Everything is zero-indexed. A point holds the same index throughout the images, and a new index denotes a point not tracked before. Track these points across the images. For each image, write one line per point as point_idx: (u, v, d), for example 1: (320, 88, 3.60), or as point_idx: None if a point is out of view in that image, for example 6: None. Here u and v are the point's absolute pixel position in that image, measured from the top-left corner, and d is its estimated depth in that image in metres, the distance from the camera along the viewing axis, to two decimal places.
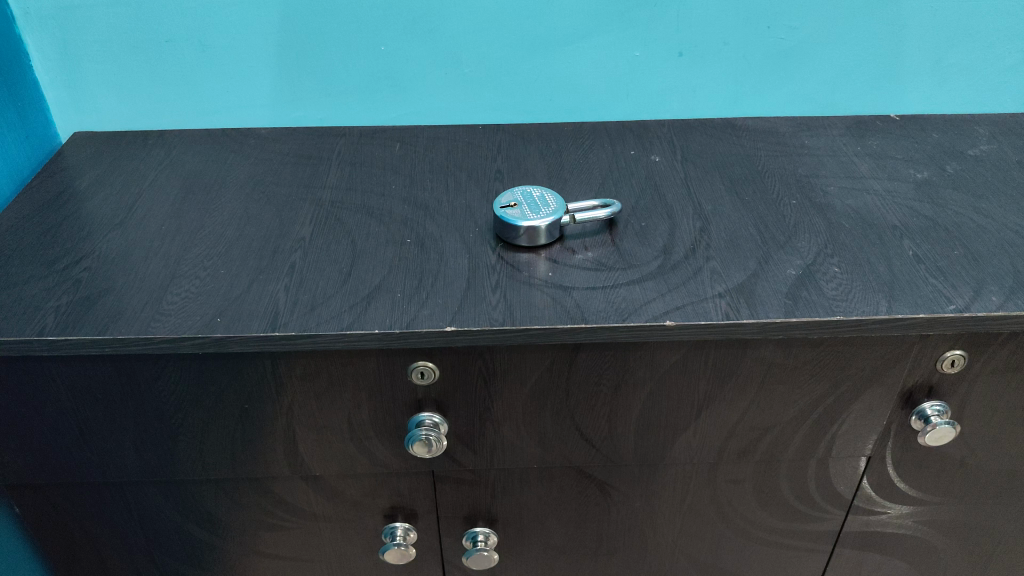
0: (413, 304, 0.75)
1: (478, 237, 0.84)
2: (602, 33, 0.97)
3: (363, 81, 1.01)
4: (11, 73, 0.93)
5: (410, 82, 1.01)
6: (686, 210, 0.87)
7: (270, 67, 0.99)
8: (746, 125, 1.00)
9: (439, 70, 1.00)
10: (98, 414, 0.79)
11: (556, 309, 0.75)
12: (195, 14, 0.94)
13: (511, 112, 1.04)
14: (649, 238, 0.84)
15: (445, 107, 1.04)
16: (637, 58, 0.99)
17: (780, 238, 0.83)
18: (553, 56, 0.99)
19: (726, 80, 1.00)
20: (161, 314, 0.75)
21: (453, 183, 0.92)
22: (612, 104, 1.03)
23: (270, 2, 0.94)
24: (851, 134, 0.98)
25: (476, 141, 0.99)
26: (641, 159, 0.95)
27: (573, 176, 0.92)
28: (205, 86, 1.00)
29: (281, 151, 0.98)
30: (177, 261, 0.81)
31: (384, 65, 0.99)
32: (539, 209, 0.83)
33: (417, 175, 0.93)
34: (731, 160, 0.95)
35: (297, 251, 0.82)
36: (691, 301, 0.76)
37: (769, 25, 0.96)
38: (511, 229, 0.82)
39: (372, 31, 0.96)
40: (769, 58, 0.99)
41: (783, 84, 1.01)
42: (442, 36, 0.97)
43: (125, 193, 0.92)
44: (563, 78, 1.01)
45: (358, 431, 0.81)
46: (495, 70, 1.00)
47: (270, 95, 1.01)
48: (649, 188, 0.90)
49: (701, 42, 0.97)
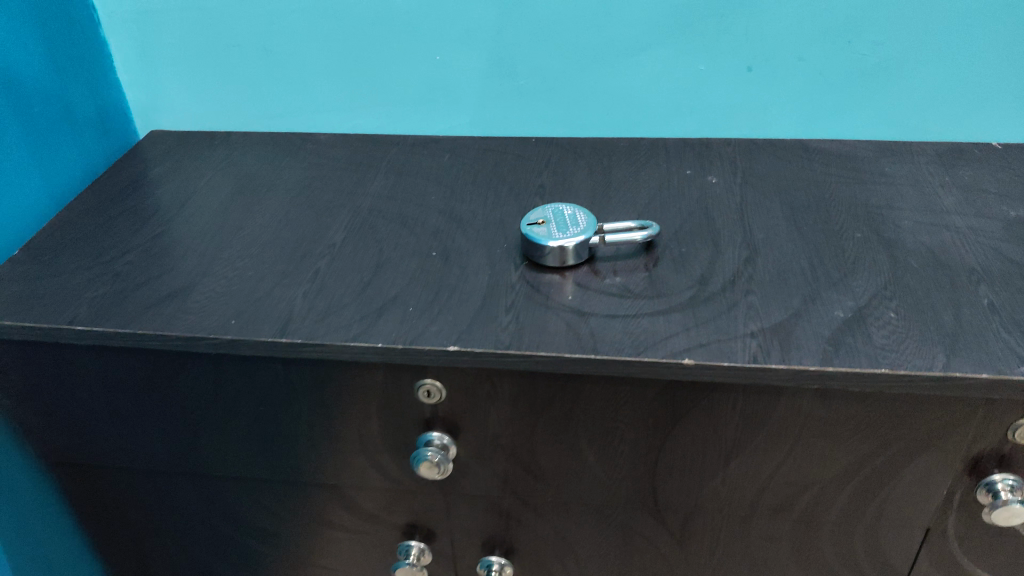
0: (423, 319, 0.73)
1: (505, 254, 0.81)
2: (663, 45, 0.92)
3: (419, 90, 1.00)
4: (93, 73, 0.99)
5: (467, 91, 0.99)
6: (734, 238, 0.81)
7: (331, 72, 1.00)
8: (820, 148, 0.95)
9: (495, 80, 0.98)
10: (127, 404, 0.81)
11: (570, 335, 0.70)
12: (263, 19, 0.97)
13: (569, 126, 1.00)
14: (686, 266, 0.78)
15: (500, 119, 1.01)
16: (702, 72, 0.93)
17: (834, 275, 0.76)
18: (612, 68, 0.94)
19: (801, 99, 0.94)
20: (183, 312, 0.75)
21: (492, 196, 0.90)
22: (675, 120, 0.97)
23: (331, 10, 0.95)
24: (940, 162, 0.91)
25: (526, 153, 0.98)
26: (698, 180, 0.90)
27: (618, 195, 0.88)
28: (269, 91, 1.03)
29: (335, 159, 1.00)
30: (211, 259, 0.83)
31: (439, 73, 0.98)
32: (567, 229, 0.79)
33: (459, 186, 0.92)
34: (796, 186, 0.88)
35: (325, 257, 0.82)
36: (719, 339, 0.69)
37: (850, 39, 0.89)
38: (537, 248, 0.78)
39: (429, 38, 0.95)
40: (850, 77, 0.91)
41: (864, 106, 0.93)
42: (499, 47, 0.95)
43: (183, 191, 0.95)
44: (623, 93, 0.96)
45: (369, 444, 0.79)
46: (552, 82, 0.97)
47: (329, 101, 1.03)
48: (699, 211, 0.85)
49: (772, 57, 0.91)
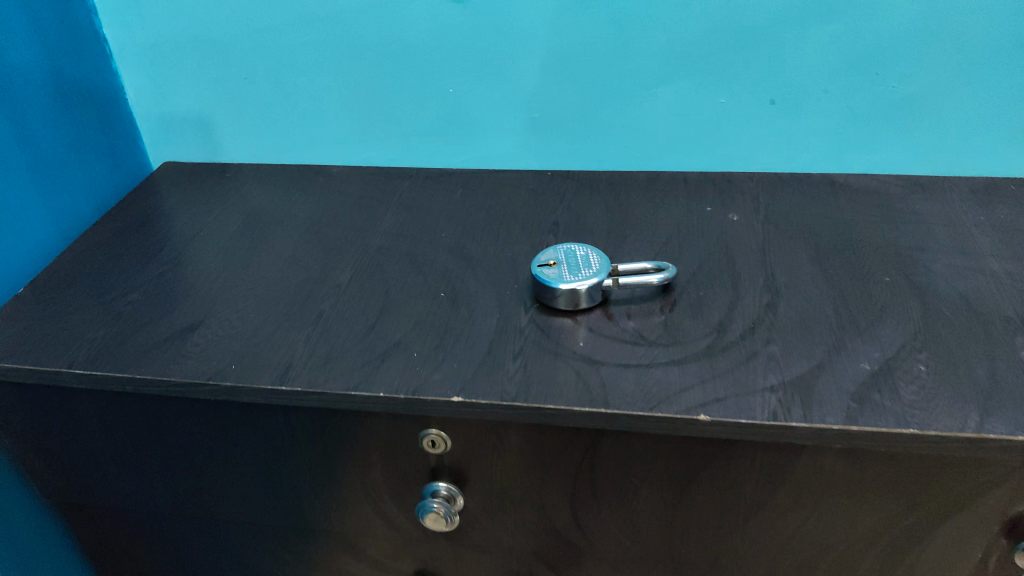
0: (427, 366, 0.70)
1: (515, 296, 0.78)
2: (682, 77, 0.89)
3: (432, 124, 0.98)
4: (103, 106, 0.98)
5: (481, 124, 0.97)
6: (755, 281, 0.77)
7: (343, 106, 0.98)
8: (848, 184, 0.91)
9: (510, 113, 0.95)
10: (127, 449, 0.79)
11: (579, 385, 0.67)
12: (274, 52, 0.95)
13: (586, 159, 0.97)
14: (704, 312, 0.74)
15: (516, 152, 0.99)
16: (723, 105, 0.90)
17: (860, 323, 0.72)
18: (629, 100, 0.92)
19: (828, 132, 0.90)
20: (181, 357, 0.73)
21: (505, 234, 0.87)
22: (696, 154, 0.94)
23: (342, 44, 0.93)
24: (974, 200, 0.87)
25: (542, 188, 0.95)
26: (719, 218, 0.87)
27: (635, 233, 0.85)
28: (282, 124, 1.01)
29: (347, 194, 0.98)
30: (214, 300, 0.81)
31: (453, 106, 0.96)
32: (579, 271, 0.76)
33: (471, 223, 0.90)
34: (822, 226, 0.85)
35: (330, 298, 0.80)
36: (737, 392, 0.65)
37: (879, 71, 0.86)
38: (548, 291, 0.75)
39: (441, 71, 0.93)
40: (878, 110, 0.88)
41: (893, 140, 0.90)
42: (513, 80, 0.92)
43: (191, 227, 0.93)
44: (642, 128, 0.93)
45: (374, 493, 0.77)
46: (568, 115, 0.94)
47: (341, 134, 1.01)
48: (719, 251, 0.81)
49: (797, 90, 0.88)
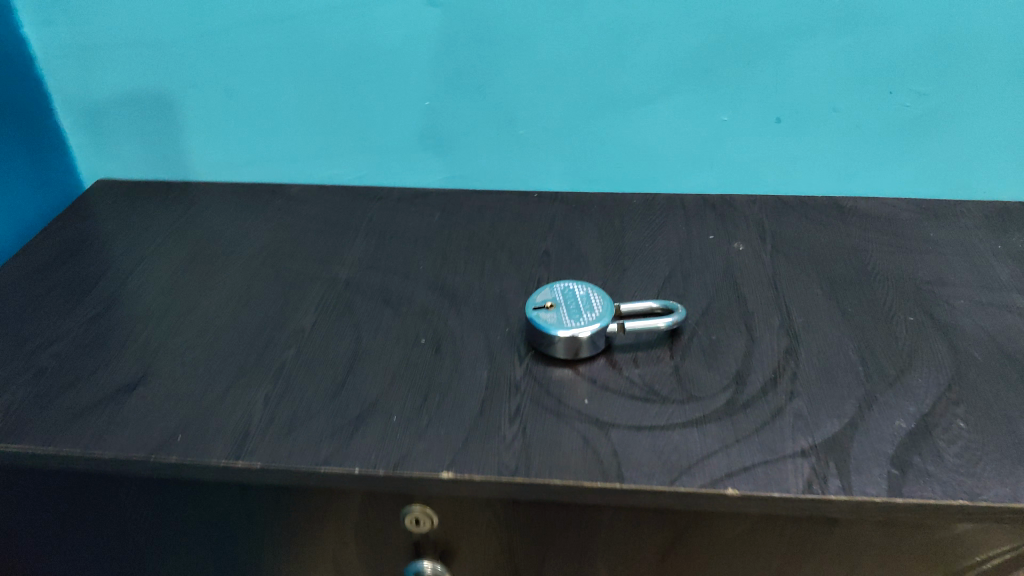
0: (408, 433, 0.60)
1: (506, 342, 0.69)
2: (682, 91, 0.82)
3: (404, 140, 0.89)
4: (24, 116, 0.86)
5: (457, 139, 0.88)
6: (770, 322, 0.70)
7: (302, 119, 0.88)
8: (856, 208, 0.85)
9: (489, 128, 0.87)
10: (52, 528, 0.67)
11: (587, 454, 0.58)
12: (223, 58, 0.84)
13: (574, 179, 0.90)
14: (718, 360, 0.67)
15: (498, 172, 0.90)
16: (725, 123, 0.83)
17: (890, 372, 0.65)
18: (624, 116, 0.84)
19: (835, 152, 0.84)
20: (117, 424, 0.62)
21: (489, 268, 0.79)
22: (694, 174, 0.88)
23: (302, 50, 0.83)
24: (989, 226, 0.81)
25: (526, 212, 0.87)
26: (724, 249, 0.79)
27: (634, 265, 0.78)
28: (233, 137, 0.90)
29: (306, 218, 0.87)
30: (156, 350, 0.70)
31: (426, 121, 0.87)
32: (580, 314, 0.67)
33: (450, 253, 0.81)
34: (833, 256, 0.78)
35: (293, 346, 0.70)
36: (766, 460, 0.58)
37: (891, 87, 0.79)
38: (546, 338, 0.67)
39: (414, 83, 0.84)
40: (889, 130, 0.82)
41: (903, 161, 0.84)
42: (494, 93, 0.84)
43: (126, 259, 0.82)
44: (636, 146, 0.86)
45: (346, 571, 0.67)
46: (554, 130, 0.86)
47: (301, 150, 0.91)
48: (727, 287, 0.74)
49: (804, 108, 0.82)
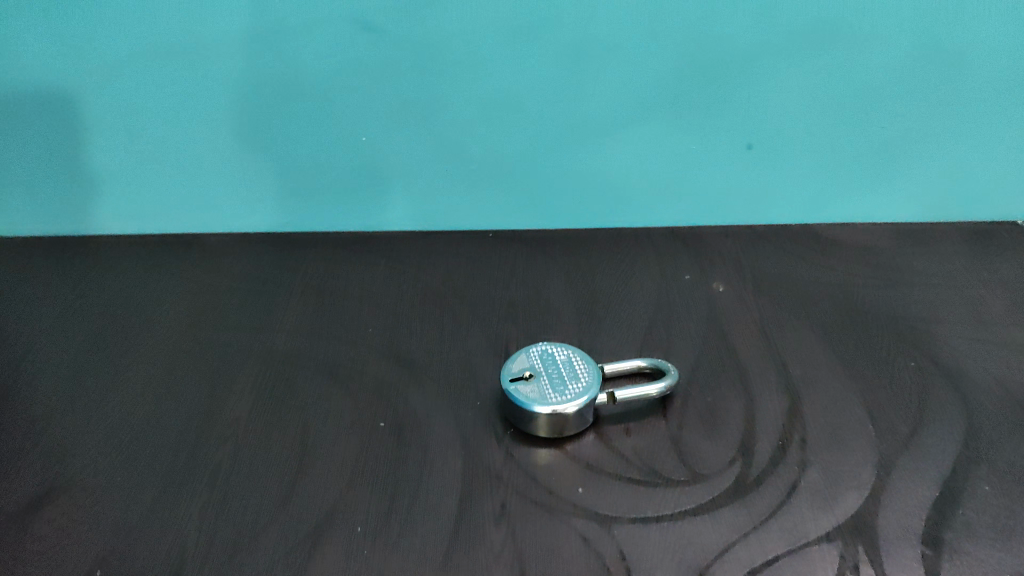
0: (379, 548, 0.51)
1: (480, 422, 0.61)
2: (646, 120, 0.75)
3: (341, 181, 0.79)
4: None
5: (400, 178, 0.79)
6: (766, 377, 0.64)
7: (220, 160, 0.77)
8: (833, 238, 0.80)
9: (437, 165, 0.78)
10: None
11: (591, 560, 0.50)
12: (125, 96, 0.73)
13: (530, 217, 0.82)
14: (719, 428, 0.60)
15: (447, 213, 0.81)
16: (694, 152, 0.77)
17: (902, 431, 0.59)
18: (584, 148, 0.77)
19: (810, 180, 0.78)
20: (16, 561, 0.50)
21: (450, 326, 0.70)
22: (660, 208, 0.81)
23: (218, 84, 0.73)
24: (971, 252, 0.77)
25: (483, 256, 0.79)
26: (704, 292, 0.73)
27: (610, 315, 0.70)
28: (140, 185, 0.79)
29: (233, 276, 0.77)
30: (62, 455, 0.58)
31: (366, 159, 0.78)
32: (564, 386, 0.59)
33: (402, 311, 0.72)
34: (820, 293, 0.72)
35: (230, 441, 0.60)
36: (791, 551, 0.51)
37: (868, 110, 0.74)
38: (527, 417, 0.58)
39: (350, 118, 0.75)
40: (867, 155, 0.76)
41: (879, 186, 0.79)
42: (442, 127, 0.76)
43: (20, 341, 0.70)
44: (599, 179, 0.79)
45: None
46: (508, 165, 0.78)
47: (221, 197, 0.80)
48: (715, 337, 0.67)
49: (777, 134, 0.75)
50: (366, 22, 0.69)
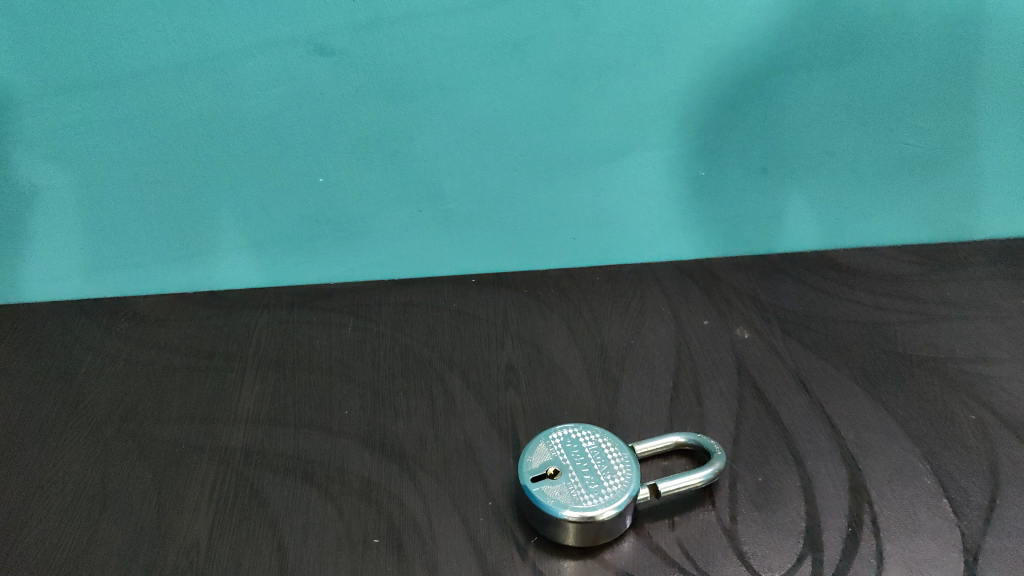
0: None
1: (495, 526, 0.51)
2: (649, 145, 0.66)
3: (295, 227, 0.68)
4: None
5: (366, 222, 0.68)
6: (817, 444, 0.55)
7: (150, 209, 0.65)
8: (853, 266, 0.72)
9: (409, 205, 0.67)
10: None
11: None
12: (27, 139, 0.60)
13: (517, 257, 0.72)
14: (777, 515, 0.51)
15: (421, 257, 0.71)
16: (702, 179, 0.68)
17: (980, 501, 0.52)
18: (578, 178, 0.67)
19: (827, 203, 0.70)
20: None
21: (441, 400, 0.60)
22: (663, 241, 0.72)
23: (145, 119, 0.61)
24: (1002, 275, 0.71)
25: (469, 306, 0.69)
26: (726, 342, 0.64)
27: (628, 375, 0.61)
28: (54, 241, 0.66)
29: (173, 349, 0.66)
30: None
31: (325, 201, 0.66)
32: (597, 483, 0.49)
33: (382, 385, 0.62)
34: (853, 334, 0.65)
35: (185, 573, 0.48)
36: None
37: (893, 125, 0.66)
38: (554, 524, 0.48)
39: (306, 155, 0.64)
40: (888, 172, 0.69)
41: (899, 206, 0.71)
42: (414, 161, 0.65)
43: None
44: (594, 212, 0.69)
45: None
46: (490, 202, 0.68)
47: (155, 250, 0.68)
48: (750, 397, 0.59)
49: (793, 154, 0.67)
50: (319, 43, 0.58)
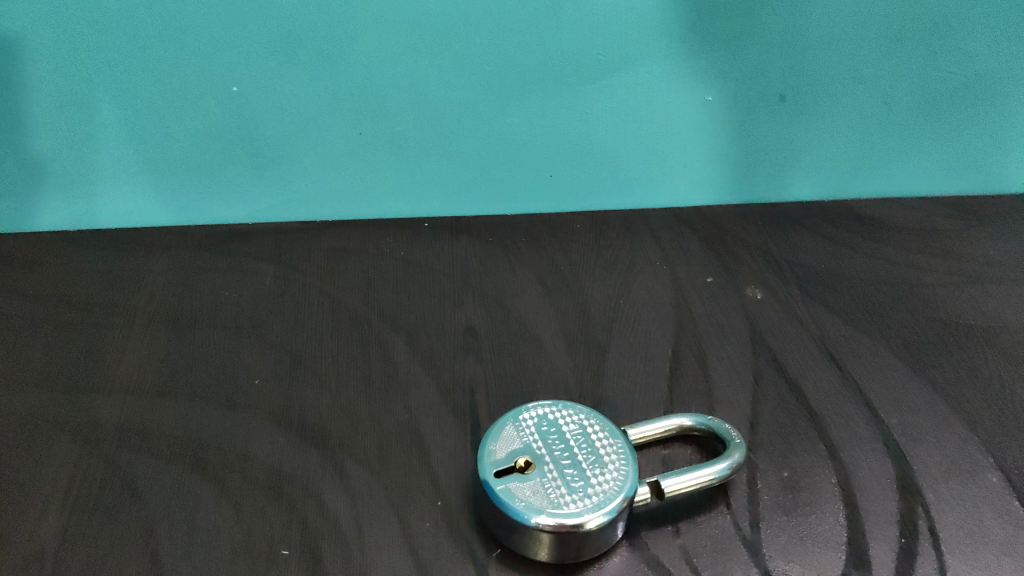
0: None
1: (445, 534, 0.38)
2: (648, 58, 0.53)
3: (203, 149, 0.54)
4: None
5: (291, 144, 0.54)
6: (853, 431, 0.44)
7: (12, 118, 0.51)
8: (879, 219, 0.61)
9: (345, 125, 0.54)
10: None
11: None
12: None
13: (479, 196, 0.59)
14: (810, 522, 0.39)
15: (361, 193, 0.58)
16: (708, 104, 0.55)
17: None
18: (558, 96, 0.54)
19: (852, 143, 0.59)
20: None
21: (381, 368, 0.47)
22: (656, 183, 0.60)
23: None
24: None
25: (421, 255, 0.56)
26: (735, 306, 0.52)
27: (615, 340, 0.49)
28: None
29: (45, 298, 0.52)
30: None
31: (240, 117, 0.53)
32: (582, 480, 0.37)
33: (307, 348, 0.49)
34: (885, 298, 0.53)
35: None
36: None
37: (938, 46, 0.54)
38: (524, 534, 0.36)
39: (213, 54, 0.50)
40: (926, 107, 0.57)
41: (936, 150, 0.60)
42: (352, 68, 0.51)
43: None
44: (576, 142, 0.56)
45: None
46: (448, 125, 0.55)
47: (26, 174, 0.54)
48: (767, 372, 0.47)
49: (817, 79, 0.55)
50: None
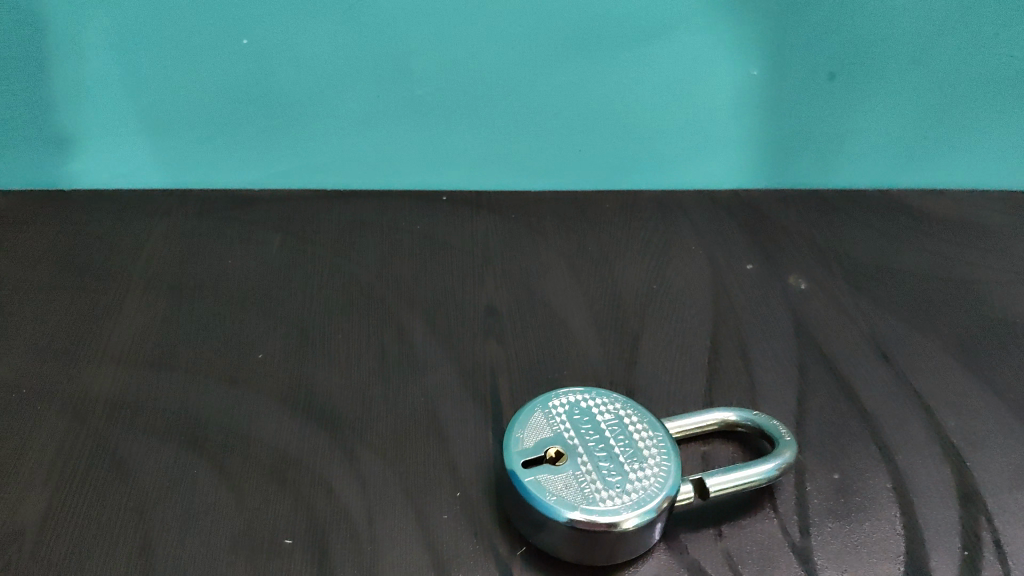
0: None
1: (466, 528, 0.35)
2: (692, 26, 0.49)
3: (212, 108, 0.50)
4: None
5: (306, 106, 0.51)
6: (909, 433, 0.40)
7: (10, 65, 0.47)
8: (927, 212, 0.57)
9: (364, 87, 0.50)
10: None
11: None
12: None
13: (503, 170, 0.56)
14: (866, 529, 0.36)
15: (379, 162, 0.54)
16: (752, 80, 0.52)
17: None
18: (594, 64, 0.50)
19: (903, 128, 0.55)
20: None
21: (397, 348, 0.44)
22: (692, 163, 0.56)
23: None
24: None
25: (440, 230, 0.53)
26: (777, 297, 0.49)
27: (649, 327, 0.46)
28: None
29: (38, 260, 0.49)
30: None
31: (252, 73, 0.49)
32: (619, 475, 0.34)
33: (318, 323, 0.45)
34: (937, 294, 0.50)
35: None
36: None
37: (1001, 26, 0.50)
38: (554, 532, 0.32)
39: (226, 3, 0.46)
40: (984, 93, 0.53)
41: (991, 141, 0.56)
42: (374, 25, 0.48)
43: None
44: (610, 115, 0.53)
45: None
46: (474, 91, 0.51)
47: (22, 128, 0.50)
48: (814, 368, 0.44)
49: (871, 56, 0.51)
50: None
